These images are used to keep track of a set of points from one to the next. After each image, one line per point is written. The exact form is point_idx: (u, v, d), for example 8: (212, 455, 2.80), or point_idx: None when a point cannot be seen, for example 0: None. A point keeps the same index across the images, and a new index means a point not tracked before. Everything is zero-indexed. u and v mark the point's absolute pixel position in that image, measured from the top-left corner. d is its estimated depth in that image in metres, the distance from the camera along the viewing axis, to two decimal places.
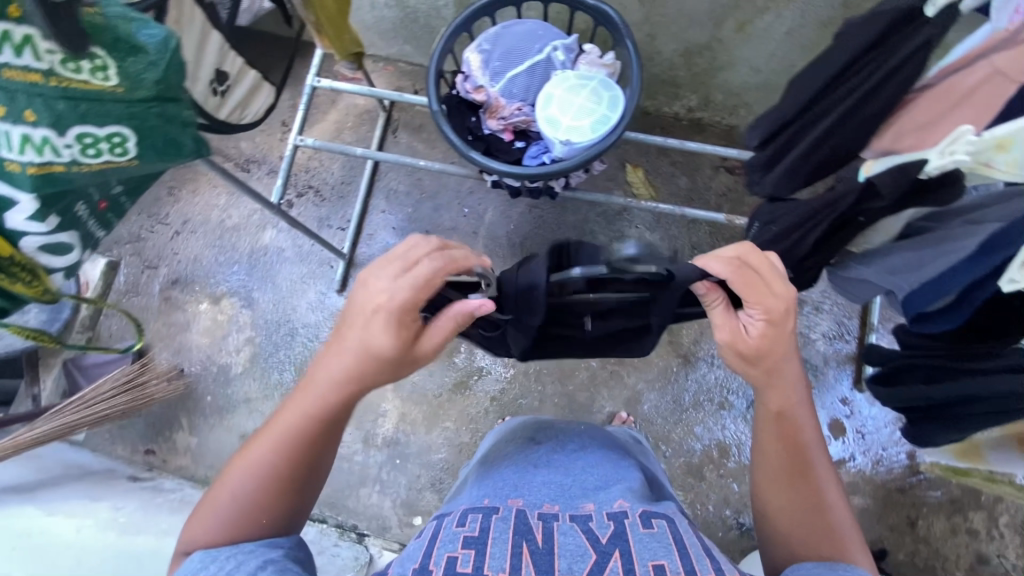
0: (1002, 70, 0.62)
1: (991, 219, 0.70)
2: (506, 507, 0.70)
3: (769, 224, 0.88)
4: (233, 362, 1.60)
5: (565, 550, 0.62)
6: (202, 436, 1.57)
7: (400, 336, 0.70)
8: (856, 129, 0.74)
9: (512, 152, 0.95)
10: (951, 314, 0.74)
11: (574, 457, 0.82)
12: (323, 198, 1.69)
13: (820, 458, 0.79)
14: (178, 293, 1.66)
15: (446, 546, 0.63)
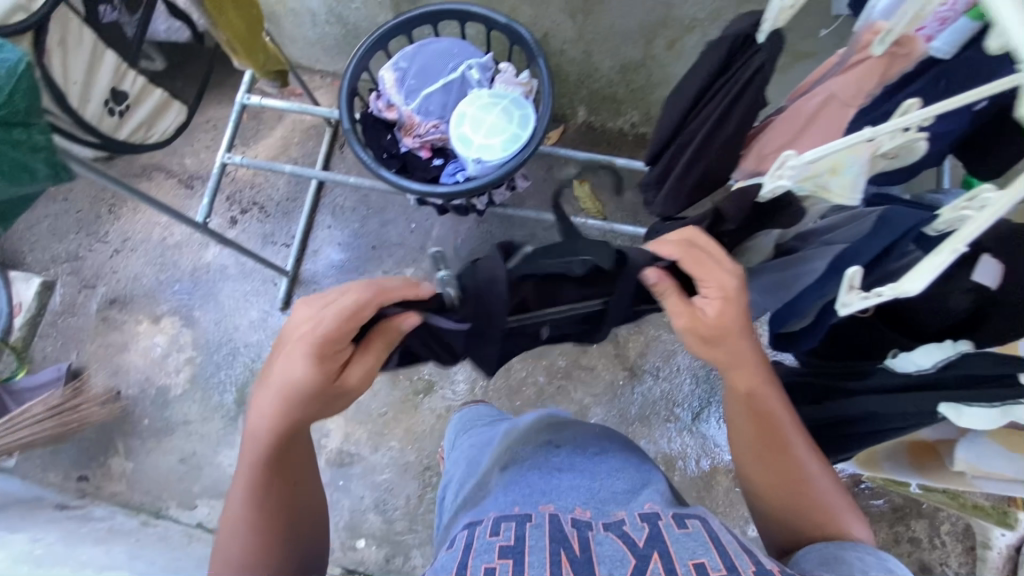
0: (837, 95, 0.64)
1: (840, 241, 0.69)
2: (538, 513, 0.66)
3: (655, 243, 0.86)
4: (173, 383, 1.56)
5: (604, 559, 0.58)
6: (138, 460, 1.52)
7: (321, 368, 0.63)
8: (720, 152, 0.73)
9: (429, 170, 0.94)
10: (815, 329, 0.77)
11: (598, 458, 0.78)
12: (268, 215, 1.66)
13: (793, 431, 0.72)
14: (116, 313, 1.61)
15: (482, 556, 0.59)
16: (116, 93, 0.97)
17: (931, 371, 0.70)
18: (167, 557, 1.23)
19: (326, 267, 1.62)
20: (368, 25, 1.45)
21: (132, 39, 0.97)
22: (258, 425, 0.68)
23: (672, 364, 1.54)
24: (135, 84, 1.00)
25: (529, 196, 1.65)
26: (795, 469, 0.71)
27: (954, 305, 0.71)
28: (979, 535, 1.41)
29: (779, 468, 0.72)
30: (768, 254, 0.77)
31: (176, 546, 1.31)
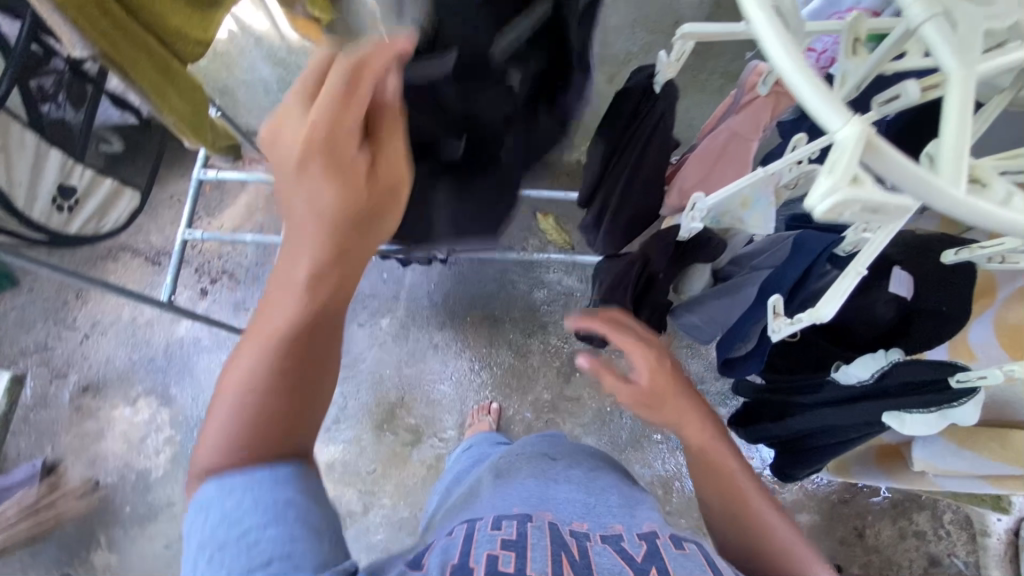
0: (738, 131, 0.70)
1: (765, 266, 0.76)
2: (536, 519, 0.57)
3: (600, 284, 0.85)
4: (153, 466, 1.52)
5: (603, 570, 0.50)
6: (123, 551, 1.46)
7: (346, 175, 0.51)
8: (642, 191, 0.75)
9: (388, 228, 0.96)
10: (758, 352, 0.78)
11: (593, 477, 0.70)
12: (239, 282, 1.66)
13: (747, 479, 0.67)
14: (90, 400, 1.58)
15: (484, 545, 0.51)
16: (64, 189, 1.03)
17: (871, 382, 0.71)
18: None
19: None
20: None
21: (79, 124, 0.99)
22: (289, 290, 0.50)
23: None
24: (82, 177, 1.05)
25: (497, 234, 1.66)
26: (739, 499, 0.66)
27: (882, 311, 0.73)
28: (980, 522, 1.40)
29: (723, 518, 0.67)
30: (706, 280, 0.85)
31: None
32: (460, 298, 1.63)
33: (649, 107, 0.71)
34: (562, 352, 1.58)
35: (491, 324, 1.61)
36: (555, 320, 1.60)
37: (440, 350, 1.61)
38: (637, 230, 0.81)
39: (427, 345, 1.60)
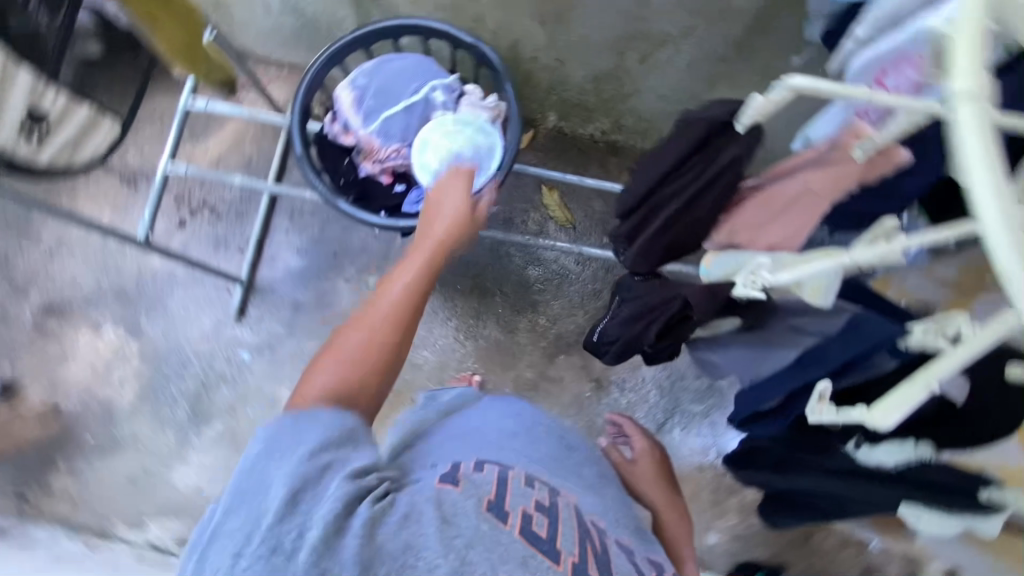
0: (813, 188, 0.68)
1: (812, 330, 0.73)
2: (563, 497, 0.66)
3: (623, 304, 0.85)
4: (118, 398, 1.48)
5: (622, 569, 0.60)
6: (85, 479, 1.45)
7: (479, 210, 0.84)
8: (692, 224, 0.75)
9: (390, 198, 0.89)
10: (771, 419, 0.78)
11: (607, 485, 0.79)
12: (219, 216, 1.57)
13: (675, 526, 1.08)
14: (54, 322, 1.51)
15: (520, 499, 0.61)
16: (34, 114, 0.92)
17: (892, 466, 0.73)
18: None
19: (283, 275, 1.55)
20: (326, 19, 1.35)
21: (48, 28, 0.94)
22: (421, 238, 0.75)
23: (637, 375, 1.55)
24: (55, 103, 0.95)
25: (499, 203, 1.60)
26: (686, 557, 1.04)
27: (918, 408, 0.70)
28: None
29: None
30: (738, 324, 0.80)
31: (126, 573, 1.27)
32: (451, 264, 1.58)
33: (722, 145, 0.71)
34: (549, 332, 1.57)
35: (480, 296, 1.58)
36: (546, 301, 1.57)
37: (427, 314, 1.57)
38: (675, 253, 0.80)
39: None
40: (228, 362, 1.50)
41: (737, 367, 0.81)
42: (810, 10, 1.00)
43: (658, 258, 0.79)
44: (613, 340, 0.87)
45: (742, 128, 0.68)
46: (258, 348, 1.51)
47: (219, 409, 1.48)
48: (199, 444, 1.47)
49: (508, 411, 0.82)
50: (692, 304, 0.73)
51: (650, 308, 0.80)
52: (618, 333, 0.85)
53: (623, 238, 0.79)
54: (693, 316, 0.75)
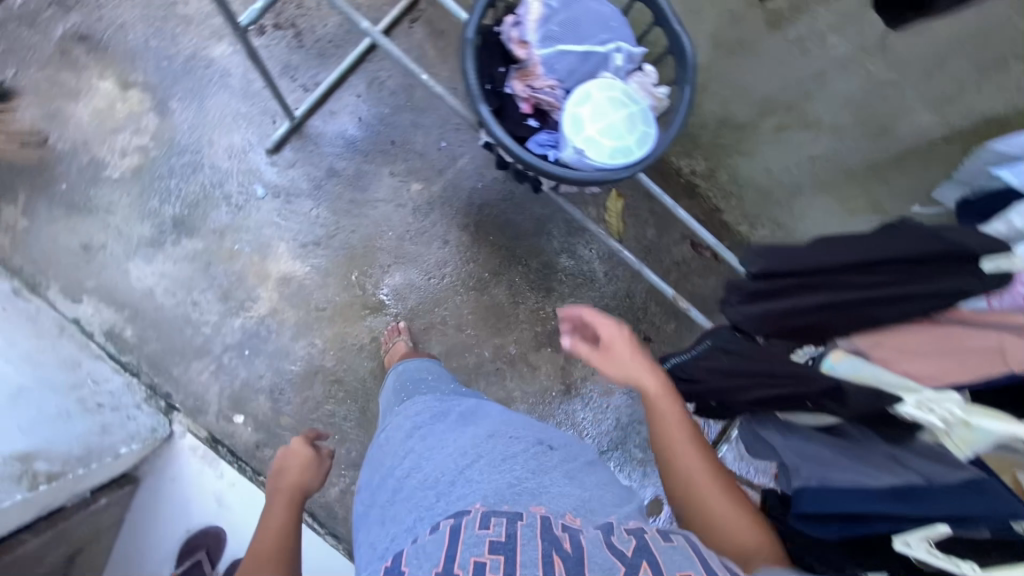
0: (1004, 350, 0.59)
1: (914, 467, 0.65)
2: (530, 513, 0.65)
3: (720, 351, 0.80)
4: (111, 164, 1.35)
5: (595, 563, 0.56)
6: (36, 223, 1.31)
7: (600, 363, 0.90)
8: (845, 320, 0.70)
9: (519, 128, 0.85)
10: (838, 527, 0.66)
11: (588, 474, 0.77)
12: (302, 45, 1.46)
13: (694, 463, 0.77)
14: (82, 54, 1.36)
15: (471, 550, 0.59)
16: None
17: None
18: (32, 346, 1.11)
19: (335, 135, 1.46)
20: None
21: None
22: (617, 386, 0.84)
23: (605, 399, 1.57)
24: None
25: None
26: (696, 477, 0.76)
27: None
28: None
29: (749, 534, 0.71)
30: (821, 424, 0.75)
31: (43, 336, 1.17)
32: (494, 213, 1.55)
33: (944, 272, 0.65)
34: (549, 321, 1.57)
35: (506, 256, 1.55)
36: (560, 292, 1.58)
37: (449, 245, 1.52)
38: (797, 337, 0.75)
39: (439, 234, 1.52)
40: (239, 187, 1.40)
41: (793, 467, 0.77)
42: (955, 174, 1.00)
43: (786, 329, 0.74)
44: (690, 378, 0.84)
45: (989, 267, 0.63)
46: (275, 190, 1.42)
47: (208, 227, 1.38)
48: (170, 251, 1.36)
49: (468, 433, 0.81)
50: (842, 395, 0.65)
51: (765, 374, 0.72)
52: (702, 376, 0.82)
53: (764, 292, 0.74)
54: (813, 402, 0.70)
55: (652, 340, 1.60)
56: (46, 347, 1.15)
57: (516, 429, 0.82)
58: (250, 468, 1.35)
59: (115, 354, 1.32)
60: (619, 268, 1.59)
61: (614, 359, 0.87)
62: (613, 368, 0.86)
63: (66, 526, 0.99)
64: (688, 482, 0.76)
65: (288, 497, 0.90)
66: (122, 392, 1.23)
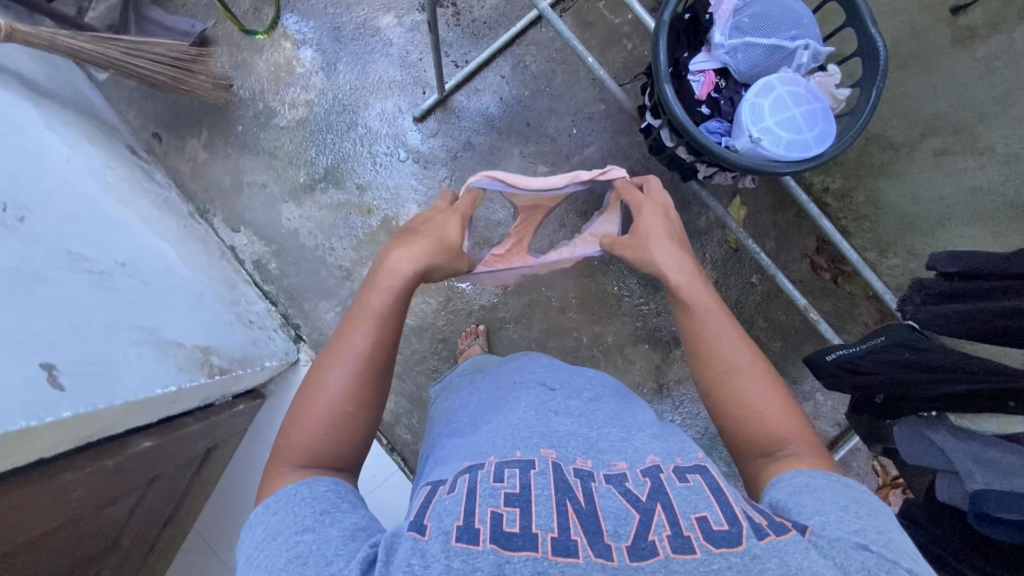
0: None
1: None
2: (542, 459, 0.59)
3: (906, 348, 0.74)
4: (280, 113, 1.50)
5: (609, 514, 0.53)
6: (212, 157, 1.48)
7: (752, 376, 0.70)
8: None
9: (692, 113, 0.87)
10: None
11: (594, 406, 0.71)
12: (459, 24, 1.56)
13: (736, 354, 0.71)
14: (270, 13, 1.52)
15: (488, 500, 0.54)
16: None
17: None
18: (204, 261, 1.26)
19: (478, 112, 1.55)
20: None
21: None
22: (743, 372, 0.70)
23: (696, 406, 1.56)
24: None
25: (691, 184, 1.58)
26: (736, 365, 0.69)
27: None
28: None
29: (789, 421, 0.66)
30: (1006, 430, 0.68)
31: (211, 254, 1.33)
32: None
33: None
34: (649, 320, 1.57)
35: (619, 248, 1.57)
36: (666, 291, 1.57)
37: (565, 232, 1.57)
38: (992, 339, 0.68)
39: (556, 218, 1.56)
40: (386, 149, 1.52)
41: (976, 470, 0.68)
42: None
43: (975, 331, 0.69)
44: (858, 373, 0.78)
45: None
46: (416, 155, 1.52)
47: (352, 182, 1.50)
48: (318, 198, 1.49)
49: (492, 393, 0.78)
50: None
51: (964, 367, 0.69)
52: (878, 371, 0.76)
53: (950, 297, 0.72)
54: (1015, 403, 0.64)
55: None
56: (213, 265, 1.30)
57: (521, 378, 0.78)
58: None
59: (260, 282, 1.46)
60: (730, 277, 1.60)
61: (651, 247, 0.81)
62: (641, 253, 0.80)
63: (216, 420, 1.11)
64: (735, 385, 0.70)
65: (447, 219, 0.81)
66: (264, 315, 1.37)
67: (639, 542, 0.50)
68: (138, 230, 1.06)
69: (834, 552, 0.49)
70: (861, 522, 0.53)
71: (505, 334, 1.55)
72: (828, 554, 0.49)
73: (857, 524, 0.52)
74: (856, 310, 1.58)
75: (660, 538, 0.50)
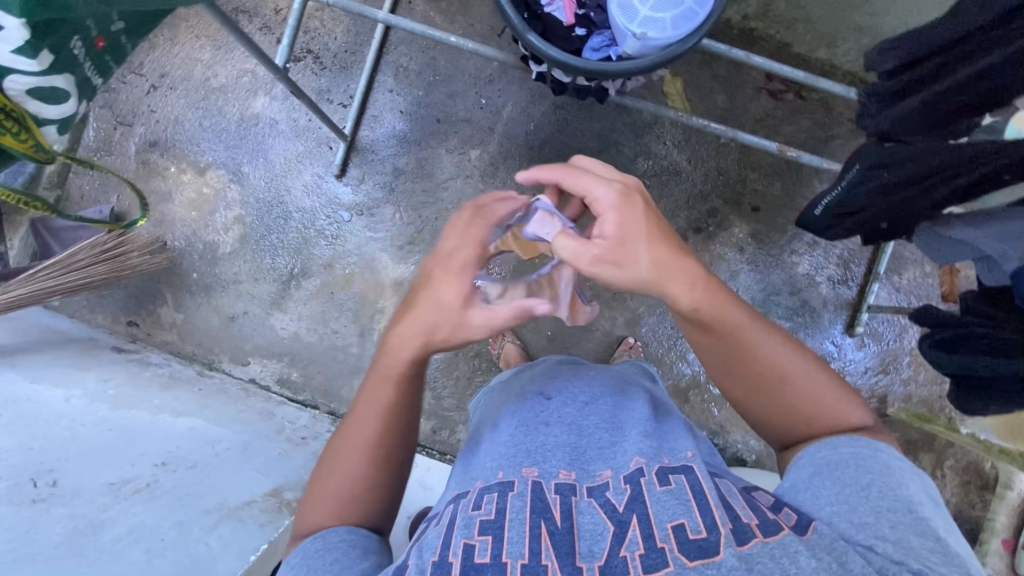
0: None
1: None
2: (521, 480, 0.70)
3: (880, 168, 0.70)
4: (221, 241, 1.50)
5: (585, 528, 0.64)
6: (188, 313, 1.50)
7: (793, 377, 0.75)
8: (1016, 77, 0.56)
9: (570, 43, 0.82)
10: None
11: (586, 411, 0.81)
12: (323, 66, 1.50)
13: (778, 359, 0.75)
14: (157, 157, 1.50)
15: (463, 531, 0.64)
16: None
17: None
18: (234, 410, 1.28)
19: (387, 136, 1.50)
20: None
21: None
22: (782, 373, 0.75)
23: (732, 284, 1.54)
24: None
25: None
26: (784, 372, 0.75)
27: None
28: (993, 473, 1.49)
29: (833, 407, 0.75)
30: (1015, 198, 0.60)
31: (236, 399, 1.35)
32: (557, 147, 1.53)
33: None
34: None
35: None
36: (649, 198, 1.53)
37: None
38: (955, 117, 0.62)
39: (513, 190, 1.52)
40: (327, 219, 1.50)
41: (1006, 249, 0.62)
42: None
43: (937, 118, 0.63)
44: (853, 211, 0.77)
45: None
46: (357, 209, 1.50)
47: (318, 264, 1.50)
48: (298, 296, 1.50)
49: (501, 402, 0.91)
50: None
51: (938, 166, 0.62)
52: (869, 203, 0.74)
53: (902, 92, 0.68)
54: (1010, 175, 0.57)
55: (762, 209, 1.54)
56: (244, 408, 1.32)
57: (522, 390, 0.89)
58: (435, 451, 1.53)
59: (293, 396, 1.49)
60: (702, 150, 1.54)
61: (626, 258, 0.70)
62: (628, 273, 0.70)
63: None
64: (780, 387, 0.76)
65: (461, 260, 0.70)
66: (313, 424, 1.39)
67: (613, 559, 0.61)
68: (163, 421, 1.09)
69: (828, 550, 0.60)
70: (875, 509, 0.63)
71: (527, 318, 1.54)
72: (818, 556, 0.59)
73: (884, 508, 0.63)
74: (832, 113, 1.51)
75: (632, 556, 0.60)
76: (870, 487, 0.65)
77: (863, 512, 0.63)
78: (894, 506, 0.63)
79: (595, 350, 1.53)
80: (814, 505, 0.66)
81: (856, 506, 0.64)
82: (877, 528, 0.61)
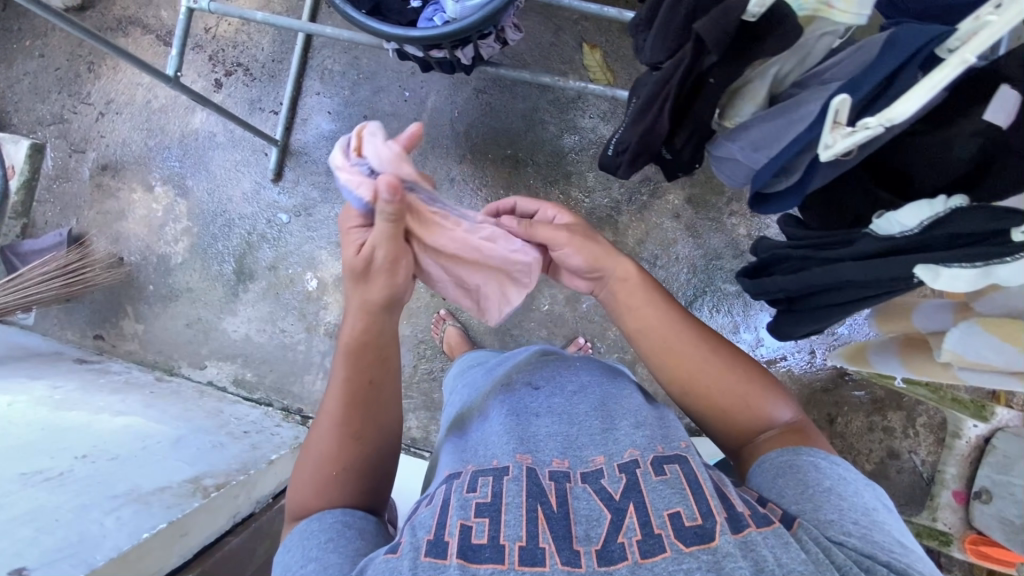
0: None
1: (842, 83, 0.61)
2: (515, 464, 0.63)
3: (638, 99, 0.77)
4: (172, 253, 1.58)
5: (581, 515, 0.57)
6: (148, 323, 1.58)
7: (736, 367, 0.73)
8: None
9: (405, 14, 0.85)
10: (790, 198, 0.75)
11: (578, 399, 0.71)
12: (254, 77, 1.57)
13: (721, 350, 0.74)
14: (110, 179, 1.59)
15: (458, 513, 0.58)
16: None
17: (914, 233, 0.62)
18: (181, 409, 1.35)
19: (317, 138, 1.55)
20: None
21: None
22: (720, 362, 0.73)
23: (671, 252, 1.51)
24: None
25: (535, 63, 1.52)
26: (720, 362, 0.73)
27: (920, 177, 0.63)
28: None
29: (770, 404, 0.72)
30: (759, 103, 0.71)
31: (188, 400, 1.42)
32: (483, 131, 1.54)
33: None
34: (581, 207, 1.53)
35: (512, 165, 1.53)
36: (580, 173, 1.52)
37: (457, 184, 1.55)
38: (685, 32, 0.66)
39: (444, 177, 1.55)
40: (267, 222, 1.56)
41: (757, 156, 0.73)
42: None
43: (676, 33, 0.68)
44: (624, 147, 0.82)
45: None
46: (295, 211, 1.56)
47: (262, 267, 1.56)
48: (246, 299, 1.56)
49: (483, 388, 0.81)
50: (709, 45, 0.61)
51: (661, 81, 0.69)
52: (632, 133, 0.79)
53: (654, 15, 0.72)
54: (713, 76, 0.66)
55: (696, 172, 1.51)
56: (192, 407, 1.38)
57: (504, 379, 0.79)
58: None
59: (248, 395, 1.55)
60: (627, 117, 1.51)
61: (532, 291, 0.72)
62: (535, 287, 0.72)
63: None
64: (721, 377, 0.73)
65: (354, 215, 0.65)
66: (262, 419, 1.44)
67: (609, 544, 0.54)
68: (101, 420, 1.15)
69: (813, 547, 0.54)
70: (854, 513, 0.59)
71: None
72: (806, 549, 0.54)
73: (857, 512, 0.59)
74: None
75: (630, 542, 0.54)
76: (847, 492, 0.61)
77: (839, 513, 0.58)
78: (856, 509, 0.59)
79: (537, 328, 1.54)
80: (778, 504, 0.61)
81: (820, 504, 0.59)
82: (841, 524, 0.57)
